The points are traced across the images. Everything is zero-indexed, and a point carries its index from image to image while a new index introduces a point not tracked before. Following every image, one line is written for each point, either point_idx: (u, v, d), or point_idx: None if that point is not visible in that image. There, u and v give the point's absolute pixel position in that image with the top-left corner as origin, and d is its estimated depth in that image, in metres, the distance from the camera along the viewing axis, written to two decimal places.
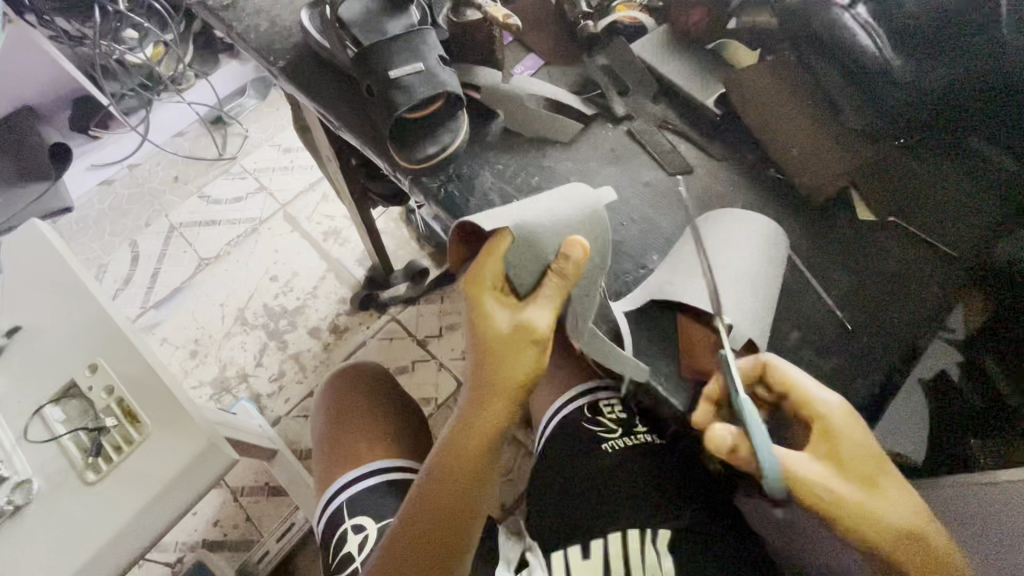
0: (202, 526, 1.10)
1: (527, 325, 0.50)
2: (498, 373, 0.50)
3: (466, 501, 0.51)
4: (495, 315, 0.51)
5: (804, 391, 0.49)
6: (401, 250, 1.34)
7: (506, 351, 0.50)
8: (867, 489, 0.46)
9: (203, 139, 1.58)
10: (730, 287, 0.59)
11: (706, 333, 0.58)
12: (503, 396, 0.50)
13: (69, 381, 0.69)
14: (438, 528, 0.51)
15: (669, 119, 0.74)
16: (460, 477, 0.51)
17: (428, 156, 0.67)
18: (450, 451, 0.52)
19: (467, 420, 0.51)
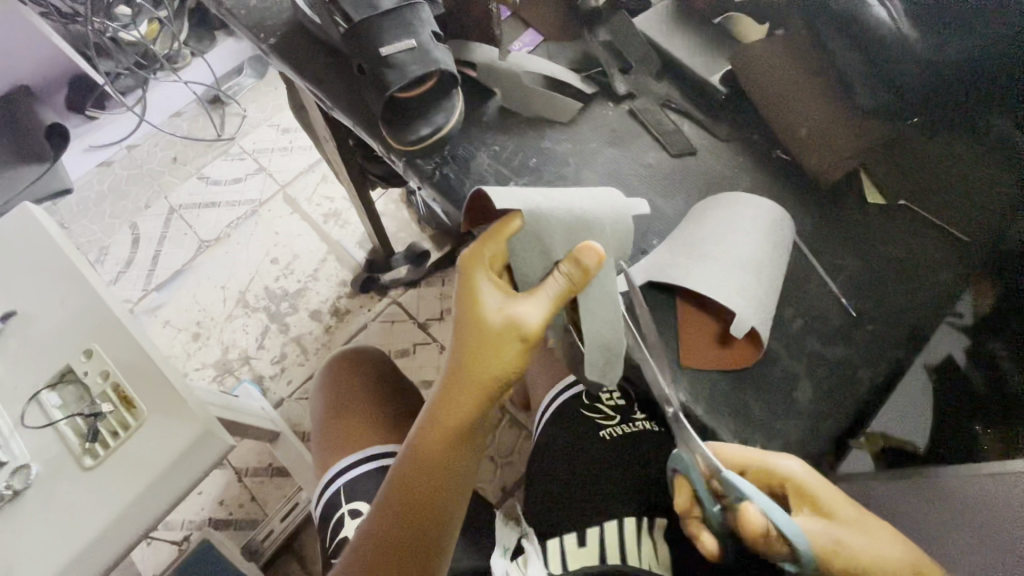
0: (208, 505, 1.11)
1: (515, 318, 0.48)
2: (478, 364, 0.48)
3: (436, 498, 0.50)
4: (485, 305, 0.49)
5: (761, 460, 0.49)
6: (402, 232, 1.32)
7: (490, 341, 0.48)
8: (859, 534, 0.43)
9: (201, 119, 1.55)
10: (734, 274, 0.57)
11: (703, 317, 0.60)
12: (483, 387, 0.49)
13: (65, 366, 0.69)
14: (406, 524, 0.49)
15: (672, 98, 0.72)
16: (434, 467, 0.50)
17: (420, 138, 0.64)
18: (426, 438, 0.50)
19: (445, 409, 0.50)
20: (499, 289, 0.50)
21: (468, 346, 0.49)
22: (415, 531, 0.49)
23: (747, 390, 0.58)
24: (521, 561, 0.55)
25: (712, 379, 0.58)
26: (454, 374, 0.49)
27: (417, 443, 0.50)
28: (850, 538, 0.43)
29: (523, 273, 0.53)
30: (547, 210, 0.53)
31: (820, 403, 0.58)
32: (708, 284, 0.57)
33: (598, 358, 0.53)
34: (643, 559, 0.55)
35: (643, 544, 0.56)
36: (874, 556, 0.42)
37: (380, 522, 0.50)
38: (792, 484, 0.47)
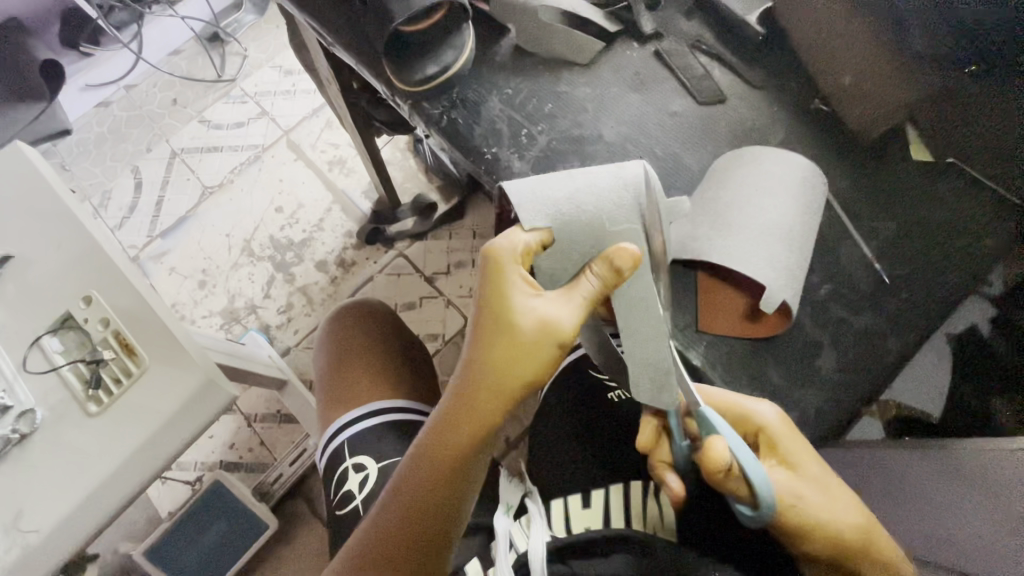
0: (218, 449, 1.13)
1: (546, 318, 0.43)
2: (503, 369, 0.43)
3: (447, 500, 0.47)
4: (514, 302, 0.44)
5: (733, 403, 0.45)
6: (409, 182, 1.28)
7: (517, 345, 0.43)
8: (821, 492, 0.41)
9: (200, 58, 1.48)
10: (763, 241, 0.52)
11: (728, 290, 0.56)
12: (502, 394, 0.44)
13: (64, 313, 0.67)
14: (411, 525, 0.47)
15: (704, 39, 0.66)
16: (445, 470, 0.46)
17: (428, 77, 0.59)
18: (438, 440, 0.47)
19: (460, 411, 0.46)
20: (528, 286, 0.45)
21: (490, 347, 0.44)
22: (422, 533, 0.47)
23: (765, 357, 0.55)
24: (525, 522, 0.55)
25: (730, 345, 0.55)
26: (471, 375, 0.45)
27: (431, 443, 0.47)
28: (812, 496, 0.41)
29: (550, 275, 0.49)
30: (570, 205, 0.49)
31: (842, 372, 0.55)
32: (733, 251, 0.52)
33: (642, 378, 0.47)
34: (646, 523, 0.54)
35: (648, 506, 0.55)
36: (831, 515, 0.41)
37: (385, 519, 0.48)
38: (763, 433, 0.44)
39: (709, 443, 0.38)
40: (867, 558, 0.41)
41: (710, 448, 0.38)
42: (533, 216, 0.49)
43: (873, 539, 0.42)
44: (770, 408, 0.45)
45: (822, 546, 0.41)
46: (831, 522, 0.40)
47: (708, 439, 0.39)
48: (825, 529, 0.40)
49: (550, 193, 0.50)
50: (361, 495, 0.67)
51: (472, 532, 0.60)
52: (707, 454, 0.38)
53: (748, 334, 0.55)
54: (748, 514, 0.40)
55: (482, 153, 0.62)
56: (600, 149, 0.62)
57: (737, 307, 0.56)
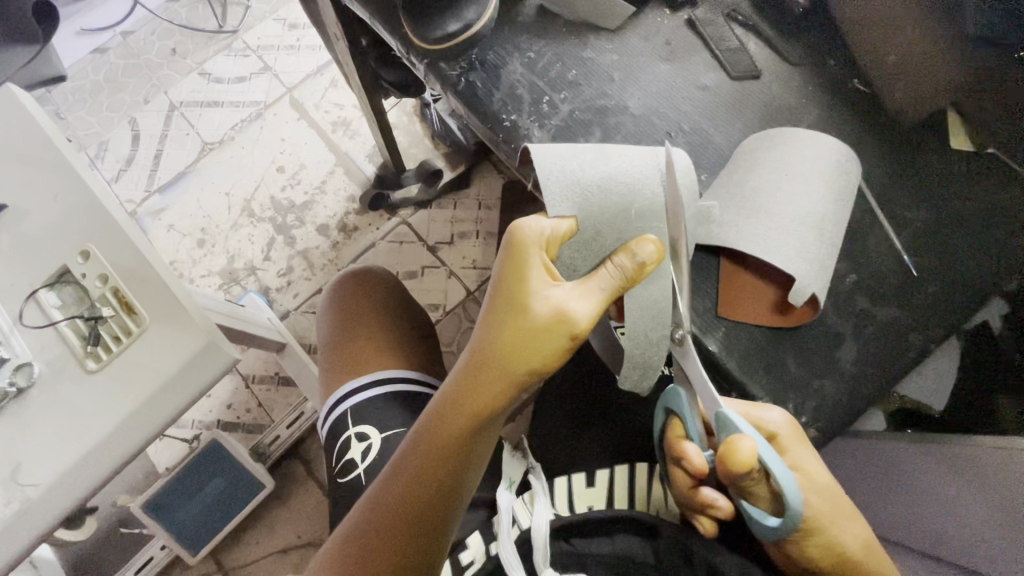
0: (216, 408, 1.13)
1: (563, 308, 0.42)
2: (512, 354, 0.43)
3: (447, 482, 0.46)
4: (531, 288, 0.43)
5: (747, 412, 0.45)
6: (415, 147, 1.24)
7: (530, 331, 0.42)
8: (828, 502, 0.42)
9: (201, 7, 1.41)
10: (795, 230, 0.50)
11: (752, 279, 0.54)
12: (509, 381, 0.44)
13: (61, 267, 0.65)
14: (410, 504, 0.46)
15: (739, 9, 0.63)
16: (446, 454, 0.46)
17: (448, 36, 0.56)
18: (440, 422, 0.46)
19: (463, 394, 0.45)
20: (547, 273, 0.44)
21: (502, 332, 0.43)
22: (420, 516, 0.46)
23: (784, 346, 0.54)
24: (528, 498, 0.55)
25: (749, 333, 0.54)
26: (477, 358, 0.44)
27: (434, 423, 0.46)
28: (816, 501, 0.42)
29: (569, 264, 0.47)
30: (598, 191, 0.46)
31: (860, 366, 0.54)
32: (761, 240, 0.50)
33: (633, 372, 0.48)
34: (650, 506, 0.55)
35: (653, 488, 0.56)
36: (834, 524, 0.42)
37: (384, 501, 0.47)
38: (775, 441, 0.44)
39: (746, 449, 0.37)
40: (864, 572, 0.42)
41: (745, 454, 0.37)
42: (556, 196, 0.46)
43: (870, 555, 0.43)
44: (780, 416, 0.46)
45: (822, 553, 0.42)
46: (833, 530, 0.41)
47: (744, 444, 0.37)
48: (826, 535, 0.41)
49: (581, 175, 0.47)
50: (363, 464, 0.67)
51: (474, 505, 0.60)
52: (744, 459, 0.36)
53: (773, 324, 0.54)
54: (776, 525, 0.39)
55: (500, 119, 0.59)
56: (624, 121, 0.59)
57: (763, 296, 0.54)
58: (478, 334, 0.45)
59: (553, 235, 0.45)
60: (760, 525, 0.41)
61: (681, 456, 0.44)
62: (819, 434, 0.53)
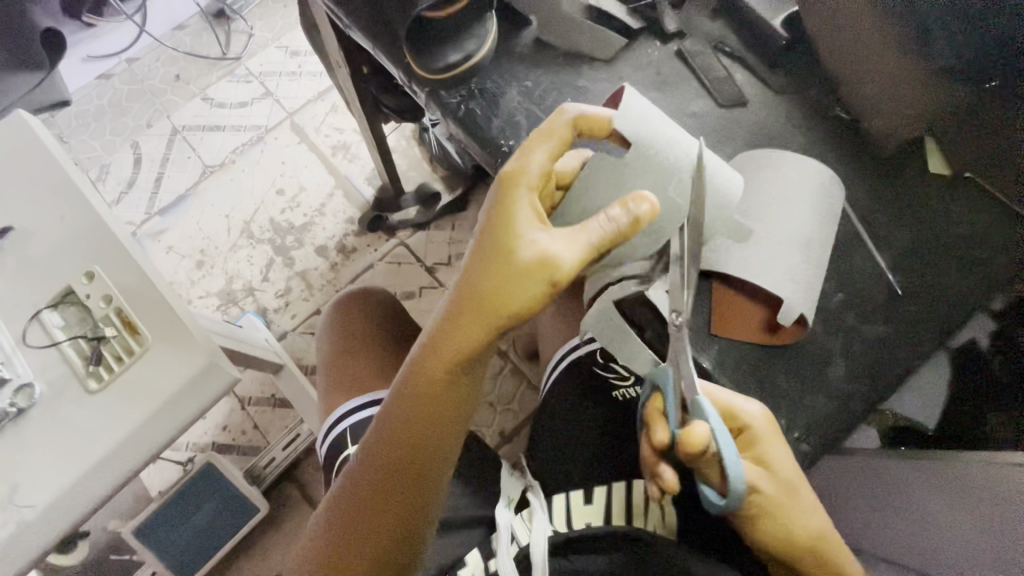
0: (212, 430, 1.13)
1: (546, 253, 0.41)
2: (494, 298, 0.42)
3: (432, 424, 0.48)
4: (517, 232, 0.42)
5: (725, 399, 0.46)
6: (414, 170, 1.27)
7: (513, 275, 0.42)
8: (781, 491, 0.45)
9: (205, 35, 1.46)
10: (785, 252, 0.52)
11: (745, 299, 0.55)
12: (492, 324, 0.43)
13: (65, 288, 0.66)
14: (399, 444, 0.48)
15: (726, 40, 0.66)
16: (432, 396, 0.47)
17: (449, 66, 0.59)
18: (425, 366, 0.47)
19: (448, 339, 0.45)
20: (535, 216, 0.43)
21: (485, 276, 0.42)
22: (409, 454, 0.49)
23: (776, 363, 0.55)
24: (526, 515, 0.56)
25: (741, 350, 0.55)
26: (461, 301, 0.44)
27: (419, 366, 0.47)
28: (769, 488, 0.44)
29: None
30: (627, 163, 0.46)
31: (848, 381, 0.56)
32: (750, 262, 0.52)
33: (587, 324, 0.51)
34: (647, 521, 0.56)
35: (649, 503, 0.57)
36: (784, 509, 0.44)
37: (376, 440, 0.50)
38: (746, 431, 0.45)
39: (699, 432, 0.39)
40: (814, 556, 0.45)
41: (697, 438, 0.39)
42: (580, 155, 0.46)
43: (821, 543, 0.45)
44: (758, 408, 0.47)
45: (772, 533, 0.44)
46: (783, 513, 0.44)
47: (696, 429, 0.40)
48: (774, 518, 0.44)
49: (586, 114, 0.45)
50: None
51: (472, 523, 0.61)
52: (694, 442, 0.39)
53: (765, 343, 0.55)
54: (715, 502, 0.42)
55: (499, 145, 0.61)
56: None
57: (754, 315, 0.55)
58: (461, 278, 0.45)
59: (541, 169, 0.43)
60: (704, 498, 0.43)
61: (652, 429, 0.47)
62: (811, 448, 0.54)
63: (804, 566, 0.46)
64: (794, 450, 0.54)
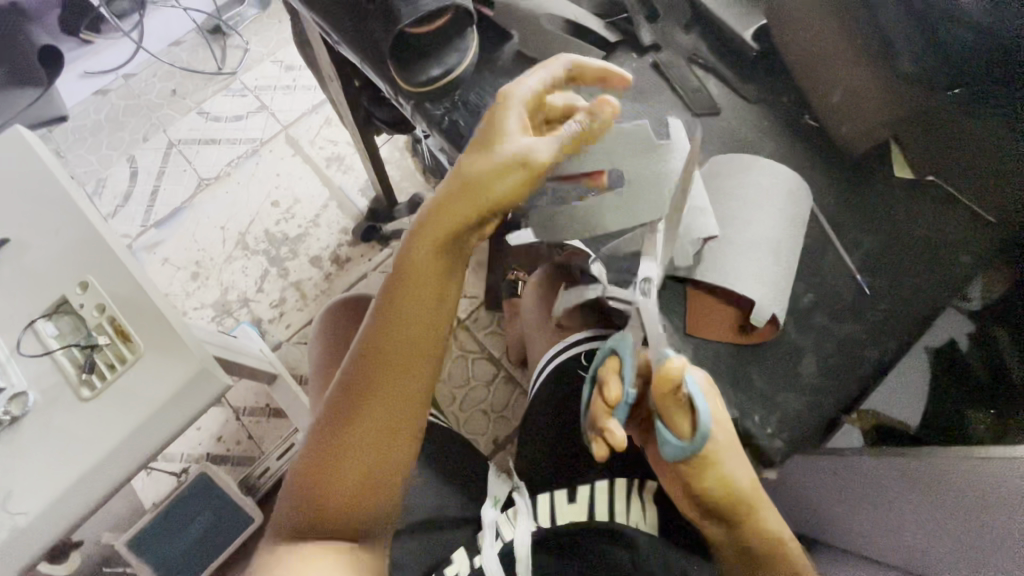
0: (206, 441, 1.13)
1: (529, 147, 0.45)
2: (480, 179, 0.44)
3: (427, 321, 0.46)
4: (506, 130, 0.46)
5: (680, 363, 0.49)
6: (406, 181, 1.29)
7: (494, 168, 0.45)
8: (730, 446, 0.46)
9: (201, 50, 1.49)
10: (754, 256, 0.55)
11: (720, 302, 0.56)
12: (478, 209, 0.45)
13: (60, 297, 0.68)
14: (393, 350, 0.45)
15: (700, 53, 0.68)
16: (425, 285, 0.46)
17: (431, 80, 0.61)
18: (414, 259, 0.46)
19: (433, 228, 0.46)
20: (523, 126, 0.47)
21: (467, 171, 0.45)
22: (404, 359, 0.46)
23: (750, 362, 0.57)
24: (511, 514, 0.58)
25: (717, 351, 0.57)
26: (444, 191, 0.46)
27: (405, 264, 0.46)
28: (719, 437, 0.45)
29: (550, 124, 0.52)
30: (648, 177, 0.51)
31: (821, 381, 0.57)
32: (720, 265, 0.55)
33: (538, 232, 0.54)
34: (630, 519, 0.58)
35: (630, 501, 0.59)
36: (729, 460, 0.45)
37: (363, 353, 0.46)
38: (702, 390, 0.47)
39: (675, 362, 0.43)
40: (750, 511, 0.46)
41: (681, 365, 0.42)
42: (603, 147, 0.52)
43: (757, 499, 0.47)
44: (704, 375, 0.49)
45: (715, 483, 0.45)
46: (727, 465, 0.45)
47: (679, 357, 0.43)
48: (719, 469, 0.45)
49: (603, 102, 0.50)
50: None
51: (458, 525, 0.62)
52: (680, 367, 0.42)
53: (739, 343, 0.57)
54: (678, 443, 0.43)
55: None
56: None
57: (728, 317, 0.56)
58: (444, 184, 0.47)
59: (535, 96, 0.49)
60: (664, 446, 0.45)
61: (606, 383, 0.49)
62: (785, 445, 0.55)
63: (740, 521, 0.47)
64: (768, 447, 0.55)
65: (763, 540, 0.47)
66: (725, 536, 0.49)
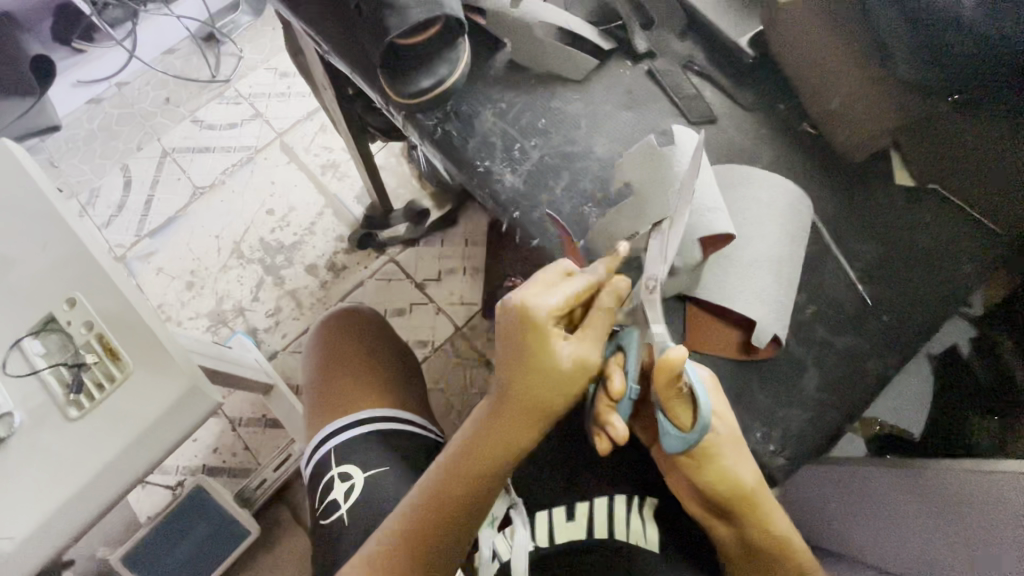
0: (202, 453, 1.12)
1: (580, 359, 0.45)
2: (539, 391, 0.45)
3: (476, 506, 0.48)
4: (552, 350, 0.44)
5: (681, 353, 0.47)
6: (402, 188, 1.28)
7: (554, 379, 0.44)
8: (731, 441, 0.45)
9: (194, 58, 1.48)
10: (755, 272, 0.55)
11: (721, 318, 0.57)
12: (539, 418, 0.46)
13: (47, 315, 0.66)
14: (443, 516, 0.48)
15: (695, 59, 0.68)
16: (478, 481, 0.48)
17: (422, 91, 0.60)
18: (477, 446, 0.48)
19: (496, 431, 0.47)
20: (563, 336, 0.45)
21: (525, 388, 0.45)
22: (458, 522, 0.48)
23: (751, 374, 0.56)
24: (509, 532, 0.56)
25: (715, 364, 0.56)
26: (507, 398, 0.46)
27: (469, 446, 0.48)
28: (721, 429, 0.45)
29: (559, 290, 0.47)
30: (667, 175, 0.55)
31: (824, 392, 0.56)
32: (721, 283, 0.55)
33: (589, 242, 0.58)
34: (630, 535, 0.57)
35: (630, 517, 0.58)
36: (730, 454, 0.44)
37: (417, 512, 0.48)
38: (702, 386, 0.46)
39: (676, 354, 0.41)
40: (750, 508, 0.46)
41: (680, 356, 0.41)
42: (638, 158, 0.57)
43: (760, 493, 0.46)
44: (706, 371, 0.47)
45: (717, 477, 0.44)
46: (728, 459, 0.44)
47: (679, 348, 0.41)
48: (719, 463, 0.44)
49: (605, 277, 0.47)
50: (346, 503, 0.66)
51: None
52: (680, 358, 0.41)
53: (741, 360, 0.56)
54: (678, 436, 0.42)
55: (475, 165, 0.62)
56: (591, 165, 0.62)
57: (730, 335, 0.56)
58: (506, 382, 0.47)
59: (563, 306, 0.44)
60: (664, 438, 0.44)
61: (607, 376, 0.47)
62: (788, 461, 0.54)
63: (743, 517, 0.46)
64: (770, 463, 0.54)
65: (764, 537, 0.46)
66: (727, 527, 0.48)
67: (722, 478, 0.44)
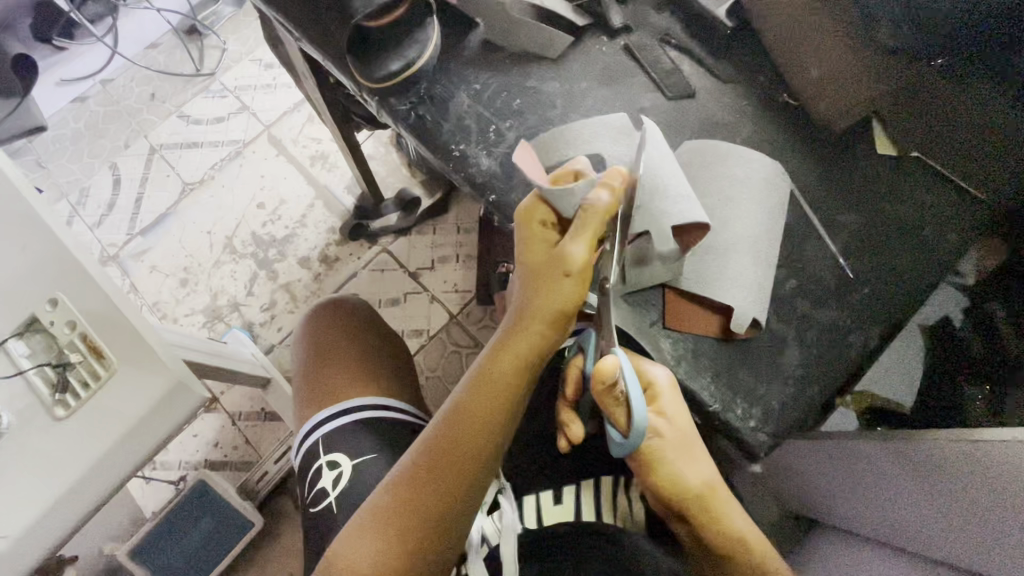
0: (203, 447, 1.13)
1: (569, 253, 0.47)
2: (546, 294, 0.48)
3: (495, 425, 0.49)
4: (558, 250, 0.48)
5: (634, 359, 0.48)
6: (391, 177, 1.27)
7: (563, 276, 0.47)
8: (677, 445, 0.46)
9: (178, 52, 1.46)
10: (728, 255, 0.55)
11: (701, 303, 0.56)
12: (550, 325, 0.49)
13: (30, 315, 0.66)
14: (464, 436, 0.49)
15: (673, 33, 0.66)
16: (500, 400, 0.49)
17: (390, 74, 0.59)
18: (495, 366, 0.50)
19: (511, 346, 0.49)
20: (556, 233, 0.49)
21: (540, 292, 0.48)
22: (476, 443, 0.49)
23: (731, 353, 0.56)
24: (497, 516, 0.57)
25: (694, 344, 0.55)
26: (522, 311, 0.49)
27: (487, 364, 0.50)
28: (667, 433, 0.46)
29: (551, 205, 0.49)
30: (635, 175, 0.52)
31: (807, 367, 0.56)
32: (698, 269, 0.55)
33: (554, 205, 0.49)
34: (617, 516, 0.58)
35: (618, 498, 0.59)
36: (674, 457, 0.46)
37: (439, 435, 0.49)
38: (651, 388, 0.47)
39: (608, 363, 0.43)
40: (705, 512, 0.46)
41: (609, 367, 0.43)
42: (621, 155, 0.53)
43: (710, 493, 0.46)
44: (664, 372, 0.48)
45: (664, 479, 0.45)
46: (671, 461, 0.45)
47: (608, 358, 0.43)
48: (664, 465, 0.45)
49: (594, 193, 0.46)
50: (335, 492, 0.67)
51: None
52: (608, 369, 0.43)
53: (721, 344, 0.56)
54: (618, 440, 0.44)
55: (451, 150, 0.61)
56: None
57: (708, 320, 0.56)
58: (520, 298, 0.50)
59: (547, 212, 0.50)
60: (610, 443, 0.46)
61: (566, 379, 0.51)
62: (769, 437, 0.54)
63: (697, 522, 0.46)
64: (751, 440, 0.54)
65: (722, 544, 0.46)
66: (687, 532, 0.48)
67: (667, 479, 0.46)
